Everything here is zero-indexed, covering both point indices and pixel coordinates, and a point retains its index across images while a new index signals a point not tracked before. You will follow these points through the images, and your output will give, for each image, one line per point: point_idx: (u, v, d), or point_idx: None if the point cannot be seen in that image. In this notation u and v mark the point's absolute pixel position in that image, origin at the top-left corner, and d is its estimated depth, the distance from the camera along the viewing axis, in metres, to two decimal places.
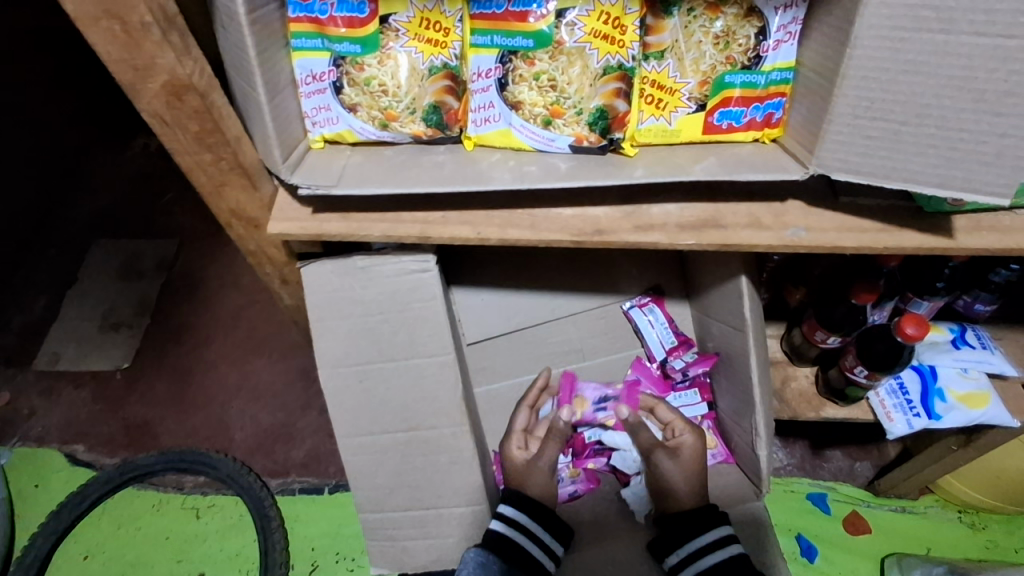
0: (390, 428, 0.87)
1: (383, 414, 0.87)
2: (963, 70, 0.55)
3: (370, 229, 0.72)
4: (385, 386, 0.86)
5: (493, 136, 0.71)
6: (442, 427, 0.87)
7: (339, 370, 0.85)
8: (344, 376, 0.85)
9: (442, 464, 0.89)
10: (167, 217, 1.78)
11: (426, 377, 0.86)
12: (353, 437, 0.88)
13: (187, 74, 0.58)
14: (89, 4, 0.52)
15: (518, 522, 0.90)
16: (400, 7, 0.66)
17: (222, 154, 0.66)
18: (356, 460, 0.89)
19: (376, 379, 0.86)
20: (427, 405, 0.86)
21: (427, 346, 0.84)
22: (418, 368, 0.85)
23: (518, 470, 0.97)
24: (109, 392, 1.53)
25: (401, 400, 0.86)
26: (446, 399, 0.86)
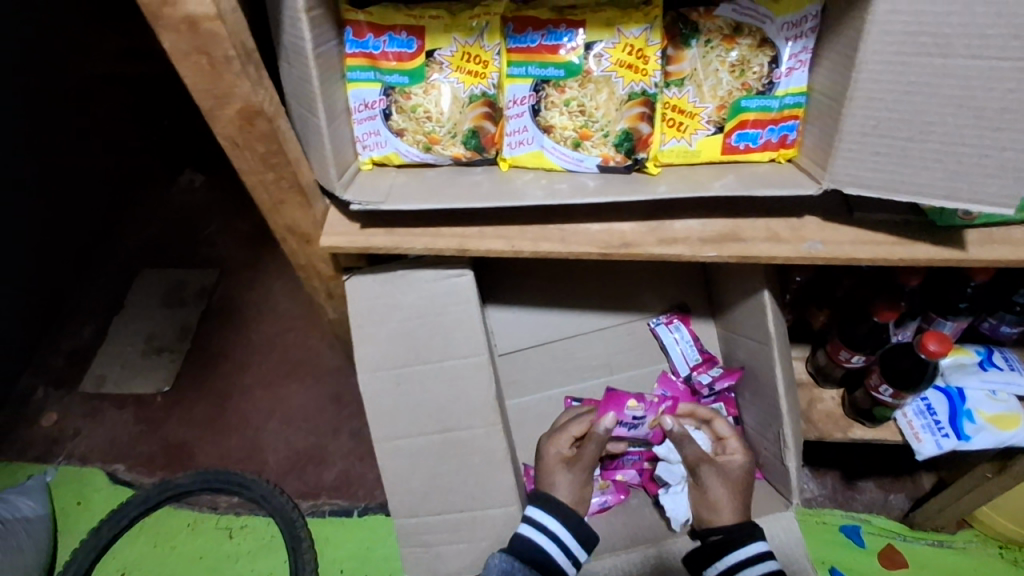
0: (426, 430, 0.92)
1: (419, 418, 0.92)
2: (962, 90, 0.60)
3: (412, 243, 0.78)
4: (422, 388, 0.92)
5: (526, 158, 0.77)
6: (475, 427, 0.92)
7: (378, 374, 0.91)
8: (383, 381, 0.91)
9: (474, 468, 0.93)
10: (210, 247, 1.89)
11: (461, 379, 0.91)
12: (390, 441, 0.92)
13: (259, 101, 0.65)
14: (182, 41, 0.60)
15: (549, 528, 0.91)
16: (444, 43, 0.74)
17: (284, 173, 0.74)
18: (391, 465, 0.93)
19: (414, 383, 0.91)
20: (462, 407, 0.92)
21: (461, 347, 0.91)
22: (454, 371, 0.91)
23: (552, 467, 0.99)
24: (149, 414, 1.61)
25: (438, 404, 0.92)
26: (480, 401, 0.92)
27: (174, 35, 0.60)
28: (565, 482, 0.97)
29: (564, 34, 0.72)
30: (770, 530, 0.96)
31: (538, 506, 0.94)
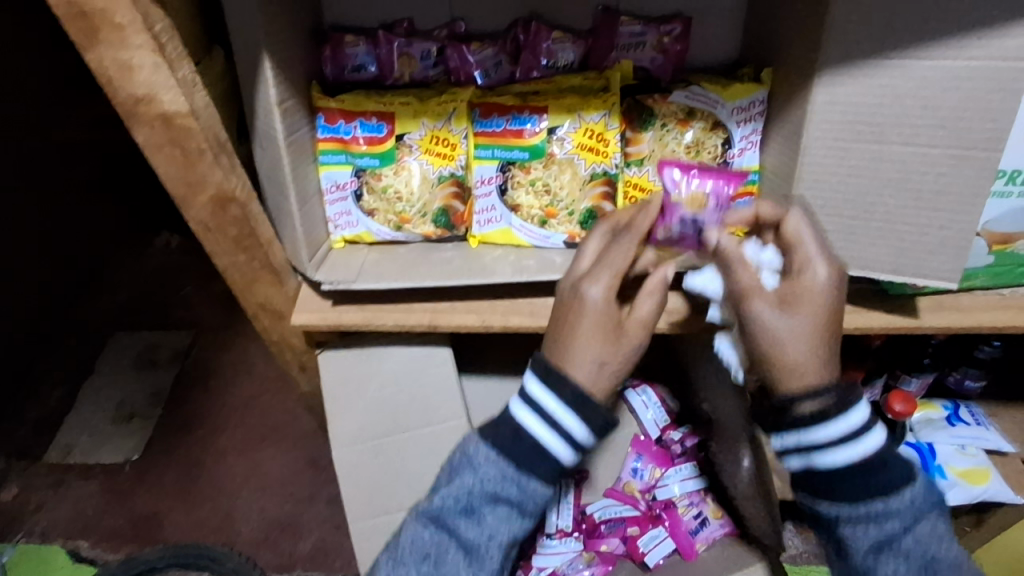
0: (404, 503, 0.90)
1: (398, 491, 0.90)
2: (898, 173, 0.64)
3: (385, 318, 0.79)
4: (400, 459, 0.90)
5: (495, 234, 0.79)
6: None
7: (353, 448, 0.90)
8: (359, 453, 0.90)
9: None
10: (185, 309, 1.87)
11: (440, 444, 0.90)
12: (366, 519, 0.91)
13: (232, 188, 0.67)
14: (157, 135, 0.62)
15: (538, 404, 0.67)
16: (414, 127, 0.77)
17: (256, 255, 0.74)
18: (369, 543, 0.91)
19: (391, 453, 0.90)
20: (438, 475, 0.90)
21: (437, 414, 0.90)
22: (433, 437, 0.90)
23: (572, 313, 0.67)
24: (118, 484, 1.55)
25: (416, 474, 0.90)
26: None
27: (148, 130, 0.62)
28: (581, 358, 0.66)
29: (527, 119, 0.76)
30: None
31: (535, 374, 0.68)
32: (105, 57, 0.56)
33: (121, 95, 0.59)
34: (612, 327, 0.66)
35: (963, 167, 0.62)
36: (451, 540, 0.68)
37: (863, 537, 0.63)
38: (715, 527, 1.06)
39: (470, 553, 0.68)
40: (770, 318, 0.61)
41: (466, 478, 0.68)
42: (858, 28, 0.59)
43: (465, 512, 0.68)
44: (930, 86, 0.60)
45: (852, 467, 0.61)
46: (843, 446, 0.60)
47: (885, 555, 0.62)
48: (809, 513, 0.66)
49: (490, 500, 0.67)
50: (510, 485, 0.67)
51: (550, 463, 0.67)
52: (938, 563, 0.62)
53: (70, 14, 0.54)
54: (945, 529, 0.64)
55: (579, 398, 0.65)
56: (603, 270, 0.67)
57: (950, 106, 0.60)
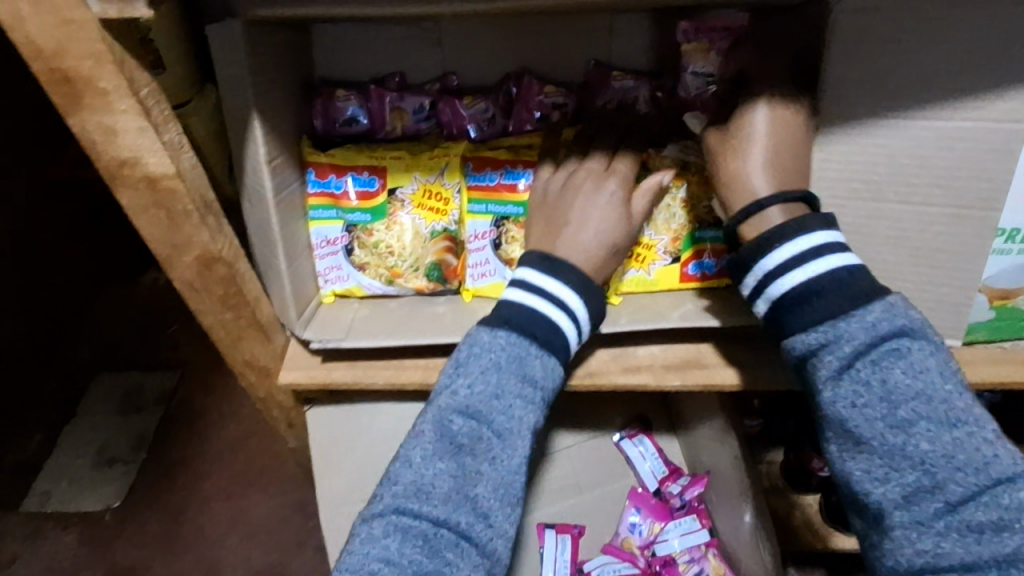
0: None
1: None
2: (896, 231, 0.63)
3: (375, 376, 0.77)
4: None
5: (488, 288, 0.77)
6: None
7: (344, 509, 0.88)
8: (350, 514, 0.88)
9: None
10: (171, 348, 1.83)
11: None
12: None
13: (218, 248, 0.65)
14: (142, 197, 0.60)
15: (537, 288, 0.67)
16: (406, 181, 0.76)
17: (242, 313, 0.72)
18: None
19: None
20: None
21: None
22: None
23: (569, 200, 0.70)
24: (97, 534, 1.50)
25: None
26: None
27: (132, 192, 0.60)
28: (582, 236, 0.69)
29: (522, 173, 0.75)
30: None
31: (531, 266, 0.68)
32: (89, 120, 0.55)
33: (104, 158, 0.57)
34: (609, 208, 0.70)
35: (959, 225, 0.62)
36: (479, 428, 0.62)
37: (857, 382, 0.56)
38: None
39: (501, 440, 0.62)
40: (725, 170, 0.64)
41: (485, 362, 0.63)
42: (852, 88, 0.59)
43: (489, 395, 0.62)
44: (925, 145, 0.60)
45: (827, 291, 0.57)
46: (799, 267, 0.58)
47: (881, 398, 0.55)
48: (807, 371, 0.59)
49: (516, 378, 0.63)
50: (532, 362, 0.64)
51: (559, 338, 0.66)
52: (944, 404, 0.55)
53: (54, 80, 0.53)
54: (954, 372, 0.57)
55: (581, 279, 0.67)
56: (614, 175, 0.71)
57: (945, 165, 0.60)
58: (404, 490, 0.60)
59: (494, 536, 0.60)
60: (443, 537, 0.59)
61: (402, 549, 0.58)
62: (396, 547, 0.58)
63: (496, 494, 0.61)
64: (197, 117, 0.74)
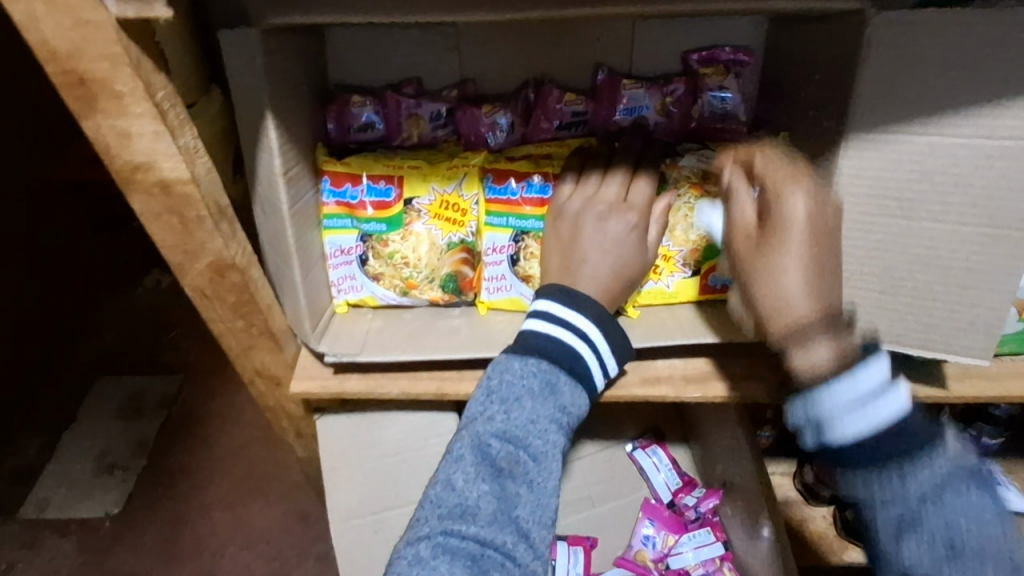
0: None
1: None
2: (928, 248, 0.62)
3: (389, 387, 0.75)
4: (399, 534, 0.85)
5: (503, 302, 0.76)
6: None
7: (352, 523, 0.85)
8: (359, 529, 0.85)
9: None
10: (173, 352, 1.81)
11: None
12: None
13: (231, 256, 0.64)
14: (154, 204, 0.59)
15: (563, 318, 0.66)
16: (423, 191, 0.74)
17: (254, 321, 0.71)
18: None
19: (392, 528, 0.85)
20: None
21: None
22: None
23: (585, 233, 0.70)
24: (96, 541, 1.47)
25: None
26: None
27: (145, 198, 0.58)
28: (596, 272, 0.69)
29: (545, 187, 0.74)
30: None
31: (552, 298, 0.67)
32: (103, 125, 0.54)
33: (118, 162, 0.56)
34: (623, 241, 0.70)
35: (995, 244, 0.60)
36: (517, 452, 0.61)
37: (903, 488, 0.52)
38: None
39: (538, 463, 0.61)
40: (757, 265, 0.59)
41: (520, 388, 0.63)
42: (886, 101, 0.58)
43: (527, 419, 0.62)
44: (961, 164, 0.58)
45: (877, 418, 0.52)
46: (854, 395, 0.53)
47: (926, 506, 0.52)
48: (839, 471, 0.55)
49: (551, 405, 0.63)
50: (564, 389, 0.64)
51: (585, 369, 0.66)
52: (972, 470, 0.54)
53: (68, 82, 0.51)
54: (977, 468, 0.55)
55: (601, 315, 0.67)
56: (631, 208, 0.71)
57: (981, 184, 0.58)
58: (448, 512, 0.59)
59: (534, 557, 0.59)
60: (489, 558, 0.57)
61: (452, 570, 0.55)
62: (446, 568, 0.56)
63: (536, 516, 0.60)
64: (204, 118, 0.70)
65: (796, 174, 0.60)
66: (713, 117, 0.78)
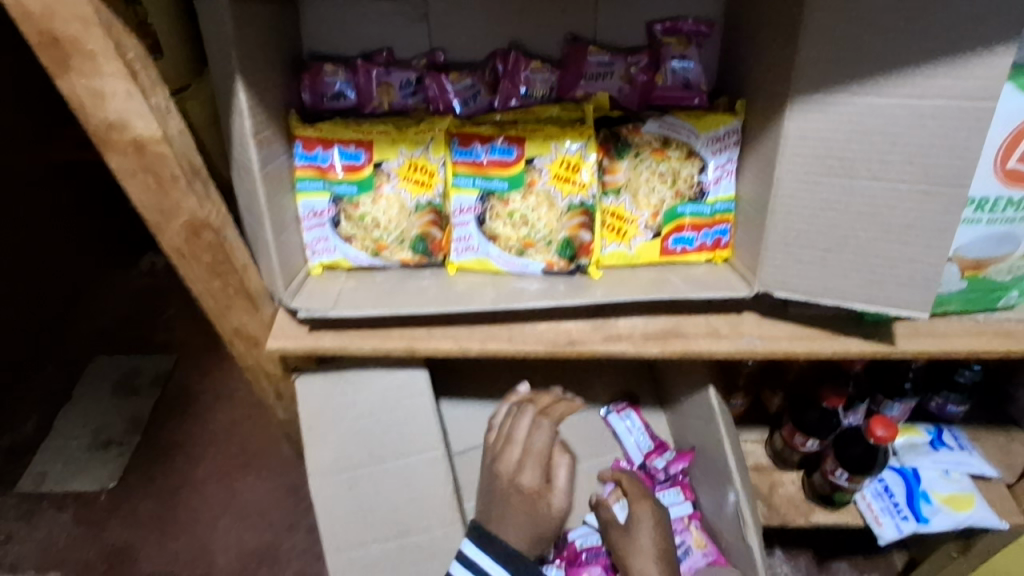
0: (381, 536, 0.89)
1: (374, 524, 0.89)
2: (870, 207, 0.65)
3: (361, 344, 0.79)
4: (376, 489, 0.90)
5: (470, 263, 0.79)
6: (433, 529, 0.90)
7: (328, 478, 0.89)
8: (334, 485, 0.89)
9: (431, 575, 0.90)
10: (167, 334, 1.85)
11: (415, 477, 0.90)
12: (343, 552, 0.88)
13: (206, 215, 0.66)
14: (129, 162, 0.61)
15: None
16: (392, 155, 0.77)
17: (231, 280, 0.74)
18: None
19: (366, 485, 0.89)
20: (415, 507, 0.90)
21: (414, 443, 0.90)
22: (409, 468, 0.90)
23: None
24: (92, 514, 1.51)
25: (392, 508, 0.89)
26: (442, 495, 0.90)
27: (121, 156, 0.61)
28: None
29: (507, 150, 0.76)
30: None
31: None
32: (77, 84, 0.56)
33: (93, 122, 0.58)
34: None
35: (932, 202, 0.63)
36: None
37: None
38: (699, 556, 1.03)
39: None
40: (632, 554, 0.94)
41: None
42: (826, 63, 0.61)
43: None
44: (899, 123, 0.61)
45: None
46: None
47: None
48: None
49: None
50: None
51: None
52: None
53: (42, 43, 0.54)
54: None
55: None
56: None
57: (918, 143, 0.61)
58: None
59: None
60: None
61: None
62: None
63: None
64: (195, 101, 0.74)
65: (640, 495, 0.99)
66: (677, 82, 0.79)
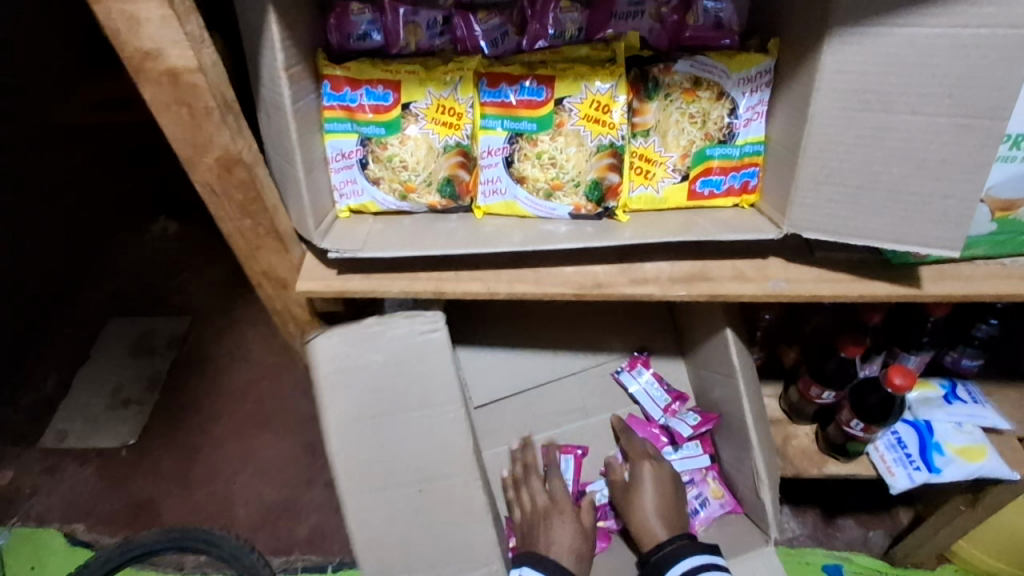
0: (401, 487, 0.90)
1: (395, 476, 0.90)
2: (904, 142, 0.64)
3: (390, 286, 0.79)
4: (397, 445, 0.90)
5: (498, 206, 0.80)
6: (453, 477, 0.91)
7: (352, 426, 0.90)
8: (357, 432, 0.90)
9: (452, 525, 0.91)
10: (182, 295, 1.86)
11: (438, 428, 0.90)
12: (365, 502, 0.90)
13: (239, 150, 0.67)
14: (164, 93, 0.62)
15: None
16: (420, 96, 0.76)
17: (261, 220, 0.74)
18: (365, 528, 0.90)
19: (389, 434, 0.90)
20: (437, 457, 0.90)
21: (436, 397, 0.90)
22: (432, 419, 0.90)
23: None
24: (113, 469, 1.54)
25: (414, 460, 0.90)
26: (460, 449, 0.90)
27: (156, 87, 0.61)
28: None
29: (537, 90, 0.75)
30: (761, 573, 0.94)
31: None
32: (113, 9, 0.56)
33: (129, 50, 0.59)
34: None
35: (968, 136, 0.63)
36: None
37: None
38: (717, 507, 1.05)
39: None
40: (634, 506, 1.00)
41: None
42: None
43: None
44: (937, 55, 0.60)
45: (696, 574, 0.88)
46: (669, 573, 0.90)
47: None
48: None
49: None
50: None
51: None
52: None
53: None
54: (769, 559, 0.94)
55: None
56: None
57: (957, 74, 0.60)
58: None
59: None
60: None
61: None
62: None
63: None
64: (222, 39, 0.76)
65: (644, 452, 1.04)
66: (709, 23, 0.78)
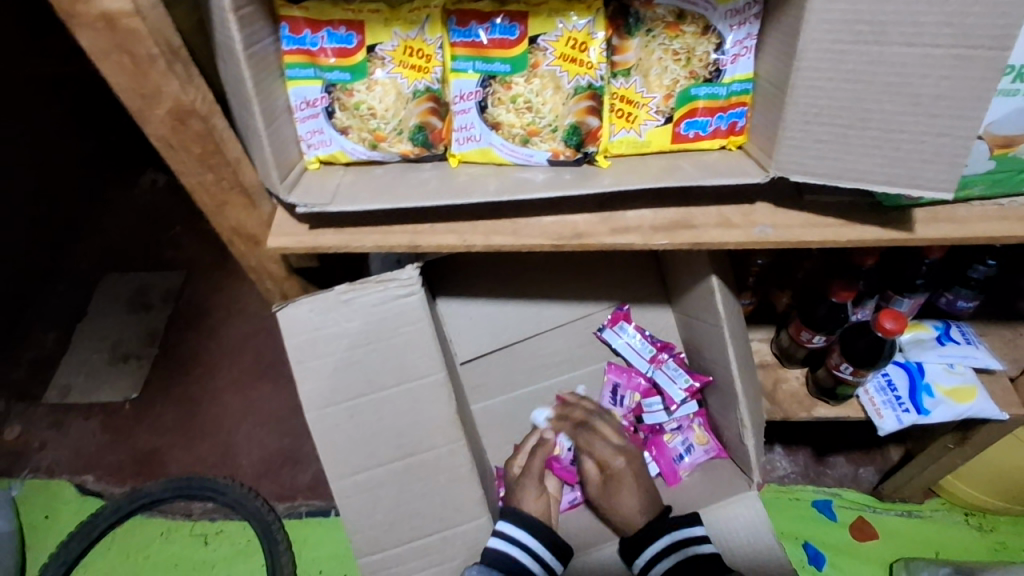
0: (385, 459, 0.89)
1: (378, 444, 0.89)
2: (899, 77, 0.60)
3: (363, 240, 0.77)
4: (377, 417, 0.89)
5: (474, 154, 0.76)
6: (438, 447, 0.90)
7: (327, 411, 0.88)
8: (334, 416, 0.88)
9: (441, 488, 0.91)
10: (174, 249, 1.84)
11: (419, 400, 0.89)
12: (348, 477, 0.89)
13: (190, 100, 0.63)
14: (102, 40, 0.57)
15: None
16: (385, 38, 0.72)
17: (224, 174, 0.71)
18: (351, 501, 0.90)
19: (368, 412, 0.89)
20: (419, 428, 0.90)
21: (416, 368, 0.88)
22: (411, 393, 0.89)
23: None
24: (118, 422, 1.56)
25: (395, 429, 0.89)
26: (441, 416, 0.90)
27: (92, 34, 0.57)
28: None
29: (508, 28, 0.70)
30: (745, 516, 0.96)
31: None
32: None
33: None
34: None
35: (967, 67, 0.59)
36: None
37: None
38: (703, 452, 1.06)
39: None
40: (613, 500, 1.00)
41: None
42: None
43: None
44: None
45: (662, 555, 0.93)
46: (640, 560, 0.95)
47: None
48: None
49: None
50: None
51: None
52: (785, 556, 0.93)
53: None
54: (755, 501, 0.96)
55: None
56: None
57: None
58: None
59: None
60: None
61: None
62: None
63: None
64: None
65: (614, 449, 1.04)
66: None
